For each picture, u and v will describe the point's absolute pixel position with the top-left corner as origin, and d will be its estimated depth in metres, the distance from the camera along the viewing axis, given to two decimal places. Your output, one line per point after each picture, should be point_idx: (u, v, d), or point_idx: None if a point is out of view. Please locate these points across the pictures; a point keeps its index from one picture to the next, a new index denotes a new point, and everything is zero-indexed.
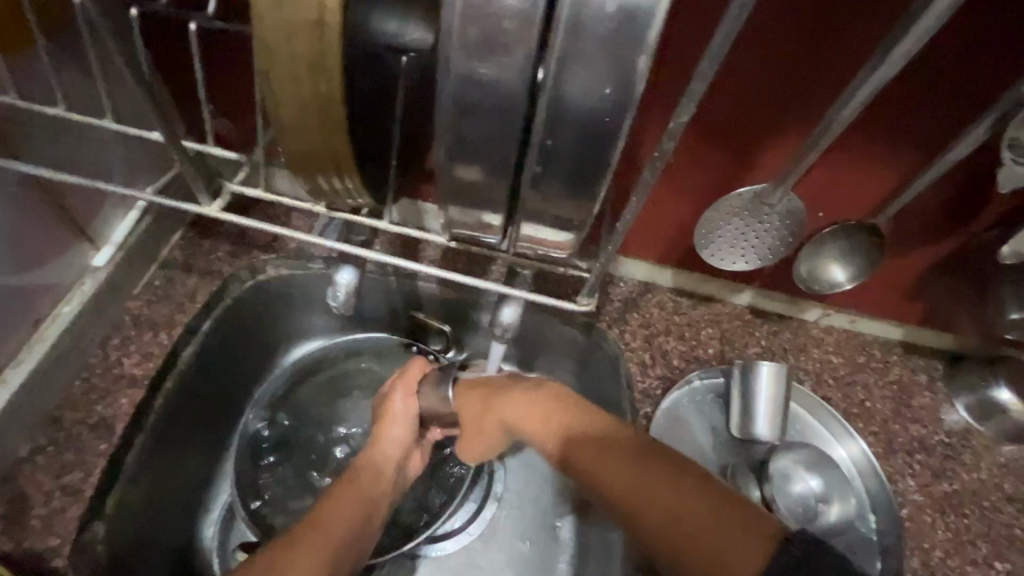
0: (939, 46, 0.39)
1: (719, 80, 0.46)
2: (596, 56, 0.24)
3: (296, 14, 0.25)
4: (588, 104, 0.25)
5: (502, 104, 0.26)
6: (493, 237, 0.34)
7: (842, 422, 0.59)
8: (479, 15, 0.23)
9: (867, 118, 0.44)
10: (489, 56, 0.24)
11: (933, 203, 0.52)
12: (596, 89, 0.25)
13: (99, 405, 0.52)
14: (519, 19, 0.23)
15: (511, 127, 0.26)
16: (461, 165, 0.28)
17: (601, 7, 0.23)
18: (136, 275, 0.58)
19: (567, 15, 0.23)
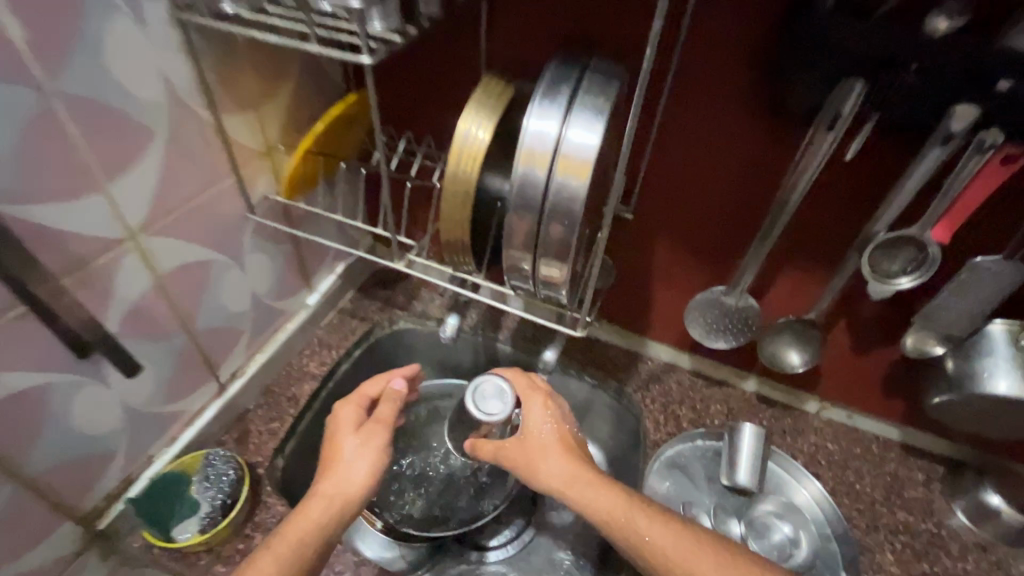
0: (822, 201, 0.58)
1: (680, 221, 0.67)
2: (571, 197, 0.45)
3: (452, 187, 0.54)
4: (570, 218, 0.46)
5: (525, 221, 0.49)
6: (528, 284, 0.53)
7: (801, 469, 0.73)
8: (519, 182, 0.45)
9: (788, 245, 0.63)
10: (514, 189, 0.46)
11: (878, 313, 0.67)
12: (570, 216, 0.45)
13: (293, 388, 0.82)
14: (533, 183, 0.45)
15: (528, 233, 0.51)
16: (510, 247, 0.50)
17: (565, 182, 0.44)
18: (325, 313, 0.91)
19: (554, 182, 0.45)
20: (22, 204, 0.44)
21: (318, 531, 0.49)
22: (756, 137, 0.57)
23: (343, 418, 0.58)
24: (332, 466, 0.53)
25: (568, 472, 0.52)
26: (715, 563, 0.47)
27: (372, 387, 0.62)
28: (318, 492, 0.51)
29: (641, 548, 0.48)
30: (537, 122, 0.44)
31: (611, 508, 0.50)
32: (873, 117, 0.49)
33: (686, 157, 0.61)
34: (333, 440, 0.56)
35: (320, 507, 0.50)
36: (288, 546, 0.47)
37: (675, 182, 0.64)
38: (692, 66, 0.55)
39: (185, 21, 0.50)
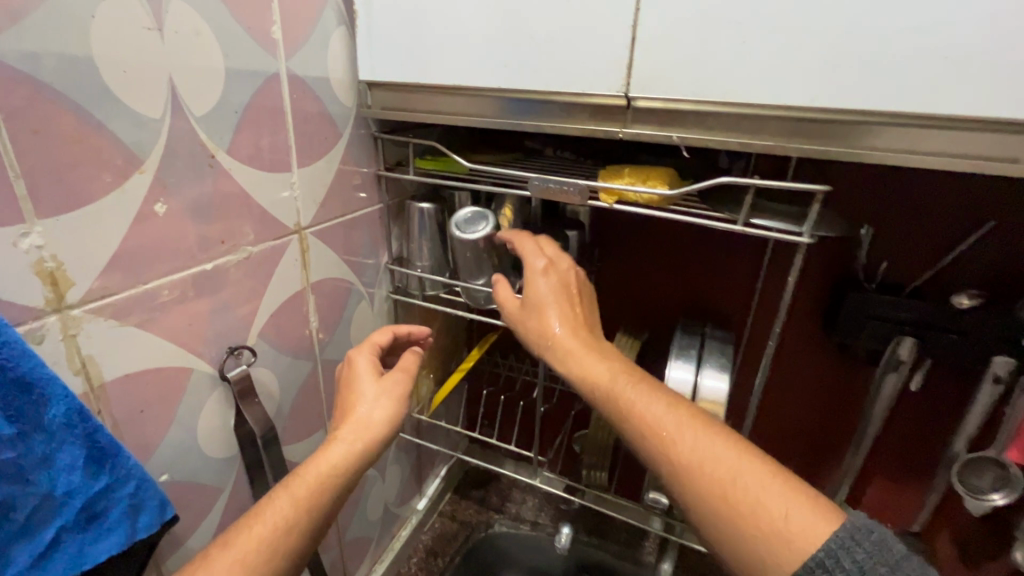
0: (902, 418, 0.68)
1: (773, 434, 0.76)
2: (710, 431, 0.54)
3: None
4: None
5: None
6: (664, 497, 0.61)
7: None
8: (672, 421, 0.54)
9: (877, 455, 0.71)
10: None
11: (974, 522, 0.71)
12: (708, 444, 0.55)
13: None
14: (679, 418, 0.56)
15: None
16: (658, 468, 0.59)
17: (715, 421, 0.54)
18: (428, 519, 0.96)
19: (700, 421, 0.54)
20: (284, 445, 0.56)
21: (334, 476, 0.45)
22: (832, 366, 0.69)
23: (353, 369, 0.53)
24: (345, 416, 0.50)
25: (564, 347, 0.50)
26: (694, 435, 0.41)
27: (380, 335, 0.57)
28: (336, 439, 0.48)
29: (618, 411, 0.44)
30: (676, 370, 0.57)
31: (597, 379, 0.47)
32: (926, 359, 0.63)
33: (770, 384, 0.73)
34: (348, 393, 0.52)
35: (338, 449, 0.47)
36: (309, 491, 0.44)
37: (768, 401, 0.74)
38: (760, 324, 0.67)
39: (396, 298, 0.70)
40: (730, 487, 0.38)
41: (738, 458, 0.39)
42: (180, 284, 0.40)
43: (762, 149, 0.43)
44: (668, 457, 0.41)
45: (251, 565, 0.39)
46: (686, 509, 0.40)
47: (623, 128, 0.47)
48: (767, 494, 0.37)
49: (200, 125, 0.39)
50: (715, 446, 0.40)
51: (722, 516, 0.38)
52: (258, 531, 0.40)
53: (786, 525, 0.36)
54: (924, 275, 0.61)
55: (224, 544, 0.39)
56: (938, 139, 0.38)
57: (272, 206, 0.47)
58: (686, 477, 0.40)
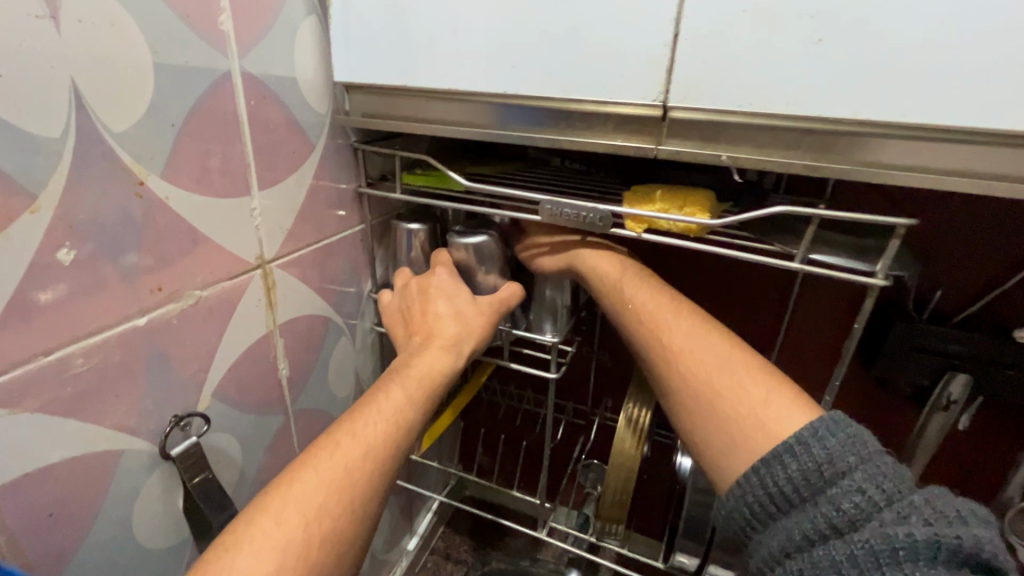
0: (948, 460, 0.61)
1: None
2: None
3: (616, 470, 0.56)
4: None
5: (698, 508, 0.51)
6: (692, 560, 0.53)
7: None
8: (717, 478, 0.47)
9: None
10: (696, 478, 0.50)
11: None
12: None
13: None
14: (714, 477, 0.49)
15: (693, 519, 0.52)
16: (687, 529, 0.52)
17: None
18: (420, 558, 0.88)
19: None
20: None
21: (438, 375, 0.44)
22: (869, 402, 0.63)
23: (439, 281, 0.50)
24: (435, 317, 0.48)
25: (572, 247, 0.48)
26: (690, 326, 0.40)
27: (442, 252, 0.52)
28: (434, 339, 0.46)
29: (617, 302, 0.44)
30: None
31: (600, 270, 0.46)
32: (977, 399, 0.56)
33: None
34: (431, 306, 0.49)
35: (440, 353, 0.45)
36: (418, 385, 0.42)
37: None
38: (791, 357, 0.60)
39: (382, 330, 0.61)
40: (715, 374, 0.37)
41: (731, 354, 0.38)
42: (99, 348, 0.31)
43: (831, 173, 0.35)
44: (659, 342, 0.41)
45: (375, 452, 0.36)
46: (670, 401, 0.40)
47: (657, 145, 0.38)
48: (750, 382, 0.36)
49: (121, 145, 0.30)
50: (710, 340, 0.39)
51: (698, 401, 0.37)
52: (380, 421, 0.38)
53: (766, 410, 0.34)
54: (980, 303, 0.54)
55: (349, 432, 0.36)
56: (949, 155, 0.32)
57: (225, 238, 0.38)
58: (676, 366, 0.39)
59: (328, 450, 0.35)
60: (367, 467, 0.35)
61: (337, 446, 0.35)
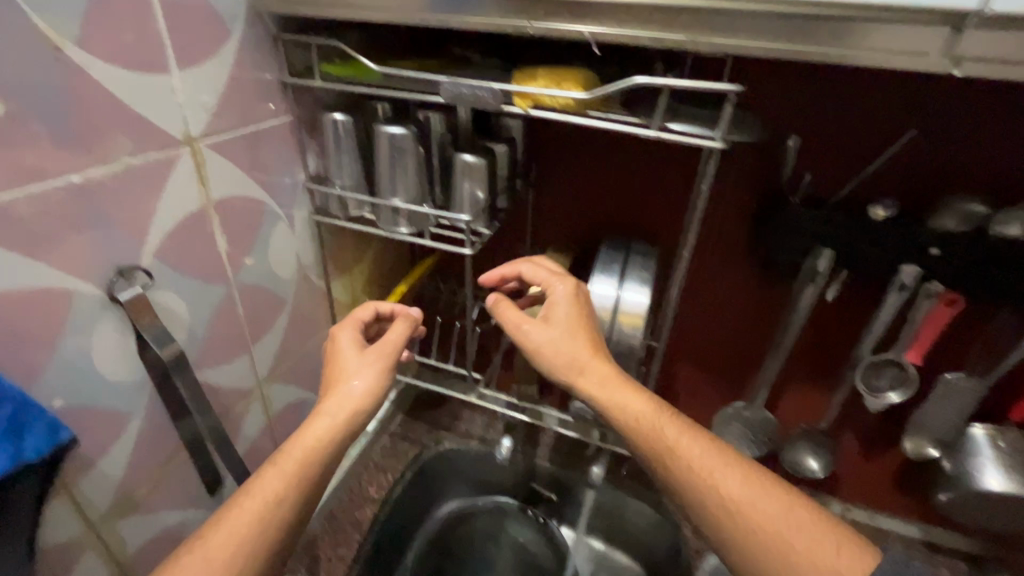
0: (817, 327, 0.72)
1: (700, 346, 0.81)
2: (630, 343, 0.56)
3: None
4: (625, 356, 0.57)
5: None
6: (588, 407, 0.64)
7: None
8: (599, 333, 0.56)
9: (793, 364, 0.76)
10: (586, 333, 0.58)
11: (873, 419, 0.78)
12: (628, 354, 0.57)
13: (356, 511, 0.89)
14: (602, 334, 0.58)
15: None
16: None
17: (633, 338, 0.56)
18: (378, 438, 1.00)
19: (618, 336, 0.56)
20: (201, 370, 0.55)
21: (325, 440, 0.50)
22: (755, 280, 0.72)
23: (329, 362, 0.56)
24: (334, 385, 0.54)
25: (598, 373, 0.50)
26: (739, 479, 0.46)
27: (364, 312, 0.62)
28: (319, 412, 0.51)
29: (660, 455, 0.49)
30: (598, 287, 0.57)
31: (637, 414, 0.50)
32: (841, 272, 0.65)
33: (694, 297, 0.77)
34: (335, 366, 0.55)
35: (323, 423, 0.50)
36: (304, 452, 0.49)
37: (698, 316, 0.78)
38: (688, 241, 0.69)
39: (319, 220, 0.66)
40: (782, 531, 0.43)
41: (785, 504, 0.45)
42: (40, 197, 0.37)
43: (676, 45, 0.40)
44: (716, 497, 0.46)
45: (265, 516, 0.45)
46: (724, 547, 0.45)
47: (534, 22, 0.43)
48: (821, 537, 0.43)
49: (35, 13, 0.34)
50: (756, 489, 0.46)
51: (766, 553, 0.43)
52: (247, 504, 0.45)
53: (837, 559, 0.41)
54: (847, 186, 0.62)
55: (246, 492, 0.46)
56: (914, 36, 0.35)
57: (148, 112, 0.43)
58: (740, 522, 0.44)
59: (216, 527, 0.44)
60: (251, 534, 0.44)
61: (228, 519, 0.44)
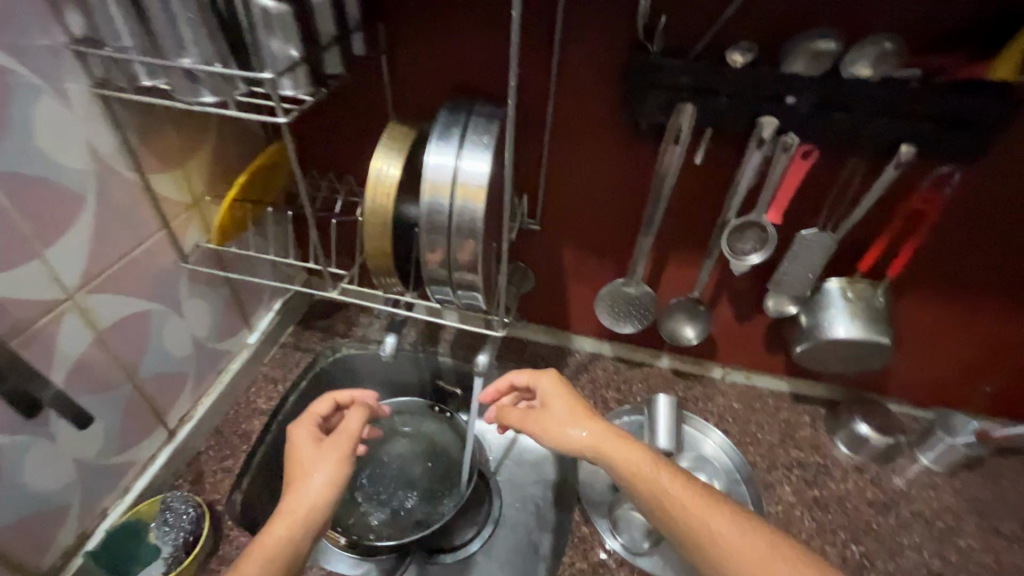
0: (685, 194, 0.71)
1: (580, 224, 0.79)
2: (470, 213, 0.53)
3: (375, 218, 0.58)
4: (468, 229, 0.53)
5: (439, 241, 0.55)
6: (447, 291, 0.60)
7: (701, 422, 0.87)
8: (435, 205, 0.53)
9: (667, 236, 0.76)
10: (429, 209, 0.53)
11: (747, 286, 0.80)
12: (473, 225, 0.53)
13: (244, 424, 0.86)
14: (445, 208, 0.53)
15: (440, 252, 0.56)
16: (429, 265, 0.57)
17: (475, 210, 0.53)
18: (267, 350, 0.96)
19: (460, 208, 0.53)
20: None
21: (309, 516, 0.59)
22: (623, 147, 0.69)
23: (298, 457, 0.64)
24: (300, 481, 0.61)
25: (593, 429, 0.63)
26: (727, 517, 0.54)
27: (321, 406, 0.71)
28: (281, 512, 0.59)
29: (656, 499, 0.56)
30: (435, 158, 0.53)
31: (636, 464, 0.59)
32: (705, 131, 0.62)
33: (570, 169, 0.73)
34: (297, 462, 0.64)
35: (280, 526, 0.57)
36: (254, 560, 0.54)
37: (572, 192, 0.76)
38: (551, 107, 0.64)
39: (104, 95, 0.55)
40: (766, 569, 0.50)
41: (770, 539, 0.52)
42: None
43: None
44: (711, 533, 0.53)
45: None
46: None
47: None
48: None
49: None
50: (749, 534, 0.52)
51: None
52: None
53: None
54: (704, 31, 0.57)
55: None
56: None
57: None
58: (735, 562, 0.51)
59: None
60: None
61: None
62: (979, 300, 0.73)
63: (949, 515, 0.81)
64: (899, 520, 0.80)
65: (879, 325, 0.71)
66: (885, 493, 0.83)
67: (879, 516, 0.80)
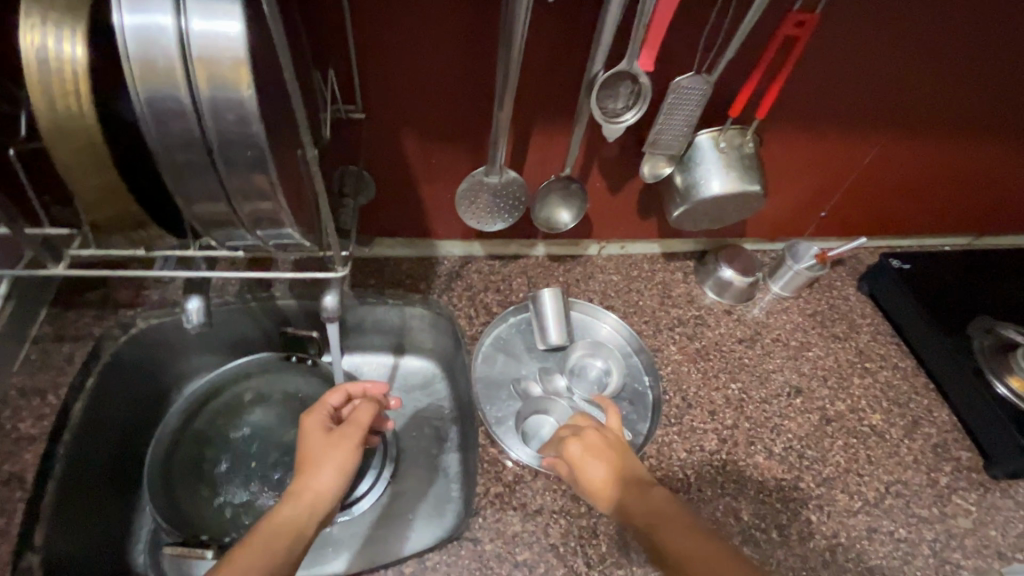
0: (540, 46, 0.57)
1: (418, 99, 0.63)
2: (232, 110, 0.32)
3: (69, 139, 0.35)
4: (238, 134, 0.33)
5: (198, 162, 0.34)
6: (244, 235, 0.41)
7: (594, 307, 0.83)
8: (164, 105, 0.32)
9: (525, 104, 0.62)
10: (160, 113, 0.32)
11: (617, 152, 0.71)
12: (244, 128, 0.33)
13: (5, 465, 0.61)
14: (187, 107, 0.32)
15: (207, 178, 0.35)
16: (193, 202, 0.37)
17: (236, 101, 0.32)
18: (10, 354, 0.67)
19: (213, 103, 0.32)
20: None
21: (317, 501, 0.54)
22: None
23: (310, 442, 0.58)
24: (312, 465, 0.56)
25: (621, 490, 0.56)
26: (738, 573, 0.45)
27: (335, 399, 0.65)
28: (296, 489, 0.54)
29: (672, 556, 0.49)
30: (134, 20, 0.30)
31: (656, 519, 0.52)
32: None
33: (389, 14, 0.55)
34: (306, 451, 0.58)
35: (293, 505, 0.53)
36: (261, 540, 0.49)
37: (397, 55, 0.59)
38: None
39: None
40: None
41: None
42: None
43: None
44: None
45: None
46: None
47: None
48: None
49: None
50: None
51: None
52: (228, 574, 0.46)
53: None
54: None
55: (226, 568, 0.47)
56: None
57: None
58: None
59: None
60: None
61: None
62: (879, 125, 0.77)
63: (799, 333, 0.89)
64: (764, 349, 0.86)
65: (751, 172, 0.67)
66: (752, 328, 0.89)
67: (749, 350, 0.86)
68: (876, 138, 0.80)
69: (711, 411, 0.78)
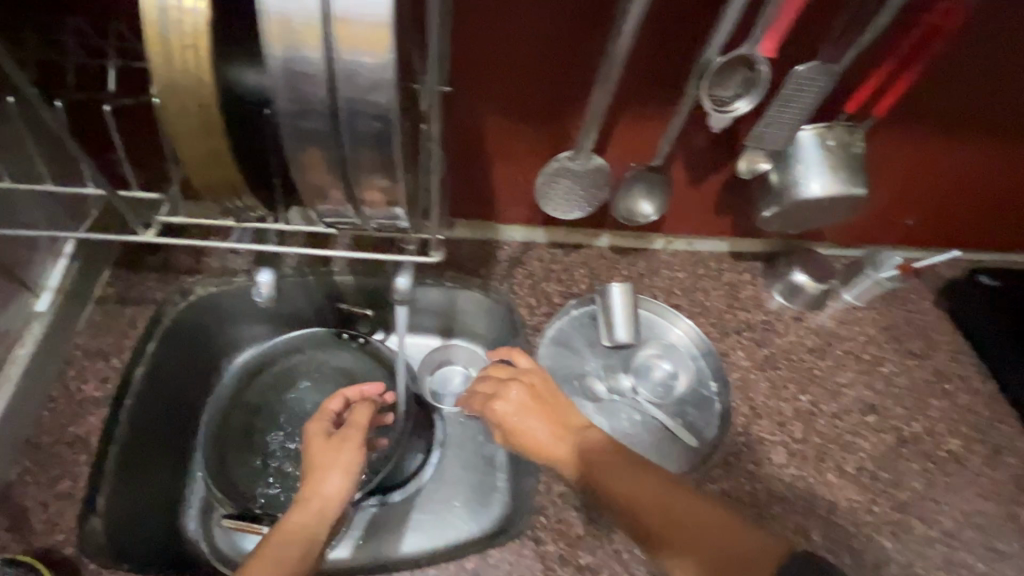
0: (650, 24, 0.52)
1: (507, 75, 0.59)
2: (369, 78, 0.30)
3: (186, 95, 0.33)
4: (371, 104, 0.31)
5: (321, 134, 0.32)
6: (350, 213, 0.38)
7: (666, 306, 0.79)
8: (297, 70, 0.30)
9: (623, 86, 0.58)
10: (295, 79, 0.30)
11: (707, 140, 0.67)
12: (378, 98, 0.30)
13: (70, 426, 0.62)
14: (322, 73, 0.30)
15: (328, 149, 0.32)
16: (306, 173, 0.34)
17: (374, 69, 0.30)
18: (75, 315, 0.67)
19: (349, 69, 0.30)
20: None
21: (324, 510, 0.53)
22: None
23: (313, 448, 0.58)
24: (317, 473, 0.56)
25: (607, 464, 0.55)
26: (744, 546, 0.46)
27: (335, 403, 0.63)
28: (306, 496, 0.54)
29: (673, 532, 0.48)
30: None
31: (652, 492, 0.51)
32: None
33: None
34: (308, 459, 0.57)
35: (299, 513, 0.53)
36: (274, 549, 0.49)
37: (493, 28, 0.54)
38: None
39: None
40: None
41: None
42: None
43: None
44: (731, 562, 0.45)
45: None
46: None
47: None
48: None
49: None
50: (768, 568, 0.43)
51: None
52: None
53: None
54: None
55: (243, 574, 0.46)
56: None
57: None
58: None
59: None
60: None
61: None
62: (988, 136, 0.72)
63: (873, 346, 0.84)
64: (836, 361, 0.82)
65: (858, 174, 0.62)
66: (824, 337, 0.84)
67: (819, 361, 0.82)
68: (999, 144, 0.73)
69: (780, 422, 0.75)
